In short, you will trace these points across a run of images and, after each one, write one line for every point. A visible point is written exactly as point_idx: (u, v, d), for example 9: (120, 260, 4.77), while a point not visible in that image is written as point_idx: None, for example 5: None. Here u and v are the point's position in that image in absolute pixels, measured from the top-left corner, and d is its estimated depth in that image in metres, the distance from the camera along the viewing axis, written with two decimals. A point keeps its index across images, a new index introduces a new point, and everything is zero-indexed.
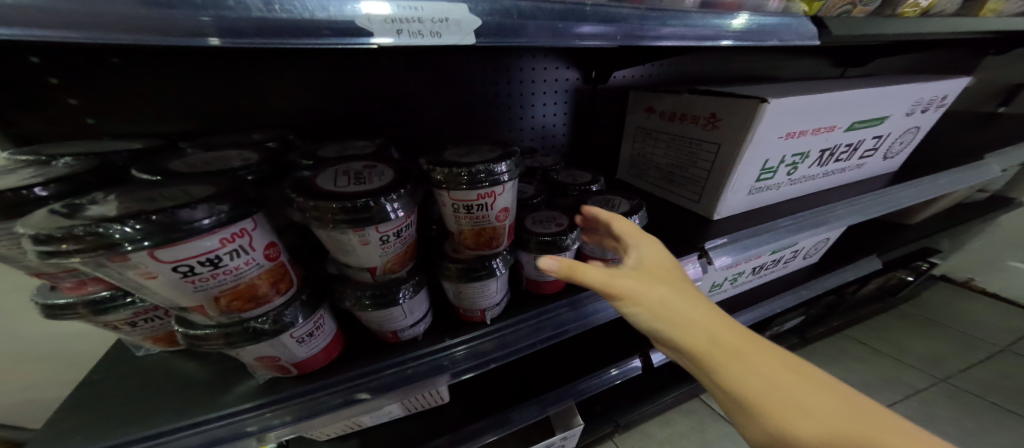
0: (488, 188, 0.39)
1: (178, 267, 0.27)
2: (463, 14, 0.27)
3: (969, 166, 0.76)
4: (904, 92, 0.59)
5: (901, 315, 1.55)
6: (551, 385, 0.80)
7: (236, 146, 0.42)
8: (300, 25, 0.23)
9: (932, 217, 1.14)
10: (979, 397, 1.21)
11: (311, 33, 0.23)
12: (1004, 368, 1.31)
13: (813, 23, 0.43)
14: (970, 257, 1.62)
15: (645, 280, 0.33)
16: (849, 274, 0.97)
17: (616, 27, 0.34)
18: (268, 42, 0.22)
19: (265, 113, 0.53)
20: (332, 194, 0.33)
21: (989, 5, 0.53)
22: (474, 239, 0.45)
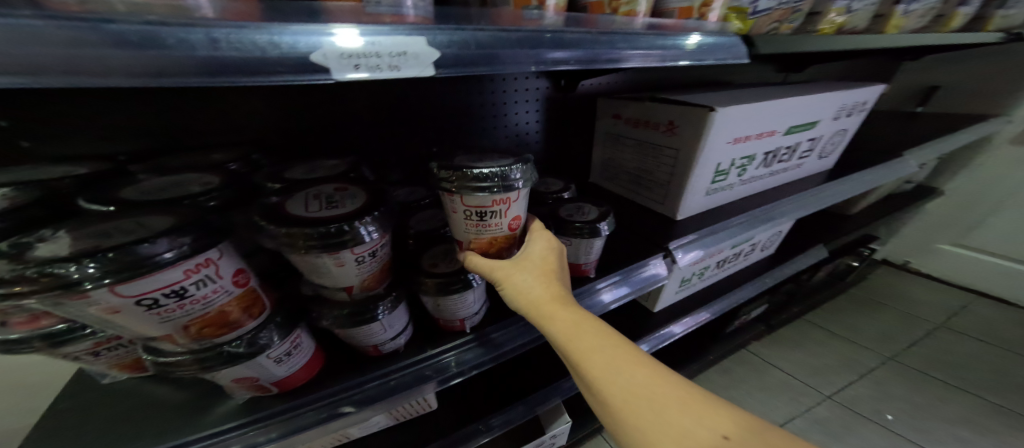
0: (503, 194, 0.40)
1: (141, 300, 0.27)
2: (421, 47, 0.28)
3: (895, 160, 0.85)
4: (829, 99, 0.66)
5: (852, 298, 1.69)
6: (537, 386, 0.82)
7: (195, 169, 0.41)
8: (252, 63, 0.23)
9: (869, 206, 1.26)
10: (922, 370, 1.34)
11: (264, 71, 0.23)
12: (942, 340, 1.45)
13: (742, 42, 0.46)
14: (904, 240, 1.79)
15: (514, 268, 0.44)
16: (802, 262, 1.05)
17: (575, 52, 0.37)
18: (223, 81, 0.22)
19: (228, 132, 0.52)
20: (304, 219, 0.34)
21: (894, 21, 0.60)
22: (485, 249, 0.45)
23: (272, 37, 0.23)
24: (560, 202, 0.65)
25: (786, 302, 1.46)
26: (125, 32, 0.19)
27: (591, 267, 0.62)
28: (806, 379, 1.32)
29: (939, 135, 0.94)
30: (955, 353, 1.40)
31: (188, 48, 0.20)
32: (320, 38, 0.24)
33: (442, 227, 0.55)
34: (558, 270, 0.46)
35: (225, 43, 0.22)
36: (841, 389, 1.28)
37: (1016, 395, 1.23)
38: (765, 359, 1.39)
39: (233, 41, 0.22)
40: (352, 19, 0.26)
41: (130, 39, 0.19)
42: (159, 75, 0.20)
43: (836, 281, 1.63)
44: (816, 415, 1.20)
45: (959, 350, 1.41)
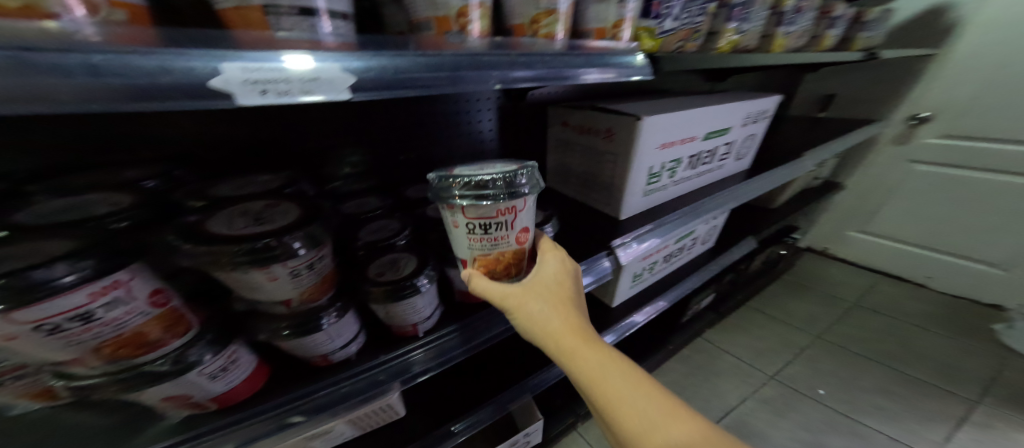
0: (509, 204, 0.38)
1: (42, 326, 0.26)
2: (334, 73, 0.28)
3: (804, 157, 0.96)
4: (737, 107, 0.74)
5: (789, 284, 1.86)
6: (503, 386, 0.84)
7: (105, 188, 0.40)
8: (144, 92, 0.22)
9: (792, 199, 1.40)
10: (847, 346, 1.49)
11: (159, 98, 0.23)
12: (860, 314, 1.64)
13: (647, 59, 0.51)
14: (822, 228, 2.02)
15: (524, 292, 0.44)
16: (737, 251, 1.15)
17: (537, 70, 0.42)
18: (108, 108, 0.21)
19: (146, 147, 0.50)
20: (227, 236, 0.34)
21: (778, 41, 0.74)
22: (492, 266, 0.44)
23: (164, 63, 0.23)
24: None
25: (731, 291, 1.58)
26: None
27: None
28: (752, 362, 1.43)
29: (839, 135, 1.08)
30: (873, 326, 1.58)
31: (64, 75, 0.19)
32: (220, 65, 0.24)
33: (390, 236, 0.56)
34: (569, 292, 0.46)
35: (107, 68, 0.20)
36: (782, 369, 1.40)
37: (920, 361, 1.41)
38: (716, 345, 1.51)
39: (117, 66, 0.21)
40: (260, 45, 0.27)
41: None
42: (23, 101, 0.19)
43: (772, 270, 1.78)
44: (761, 395, 1.31)
45: (874, 323, 1.59)
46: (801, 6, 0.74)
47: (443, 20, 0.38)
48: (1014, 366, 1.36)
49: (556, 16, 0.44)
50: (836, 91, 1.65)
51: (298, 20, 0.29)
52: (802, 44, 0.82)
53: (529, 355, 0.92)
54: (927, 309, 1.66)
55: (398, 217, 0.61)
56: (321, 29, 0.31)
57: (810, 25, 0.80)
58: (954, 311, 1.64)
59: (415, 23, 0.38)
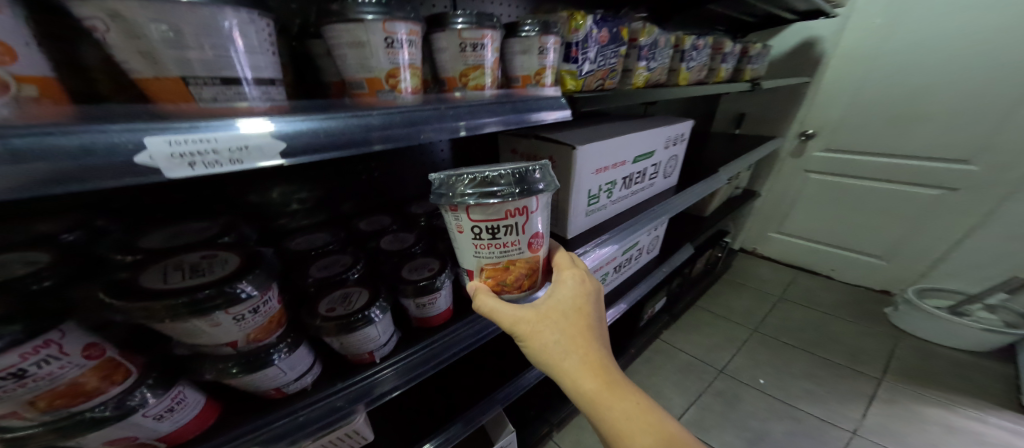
0: (519, 206, 0.43)
1: None
2: (261, 140, 0.32)
3: (721, 172, 1.11)
4: (657, 133, 0.85)
5: (729, 283, 2.07)
6: (471, 403, 0.86)
7: (20, 246, 0.41)
8: (66, 172, 0.24)
9: (720, 206, 1.59)
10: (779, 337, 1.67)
11: (81, 177, 0.25)
12: (787, 309, 1.86)
13: (565, 100, 0.61)
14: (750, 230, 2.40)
15: (538, 318, 0.49)
16: (678, 257, 1.27)
17: (502, 117, 0.51)
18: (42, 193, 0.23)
19: (65, 199, 0.50)
20: (162, 291, 0.37)
21: (681, 75, 0.92)
22: (501, 277, 0.49)
23: (84, 140, 0.24)
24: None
25: (680, 293, 1.71)
26: None
27: None
28: (703, 358, 1.56)
29: (746, 153, 1.27)
30: (798, 318, 1.80)
31: None
32: (145, 140, 0.27)
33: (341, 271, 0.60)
34: (586, 326, 0.50)
35: (28, 153, 0.22)
36: (728, 362, 1.54)
37: (835, 345, 1.62)
38: (672, 345, 1.63)
39: (36, 149, 0.23)
40: (179, 117, 0.30)
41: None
42: None
43: (714, 270, 1.94)
44: (713, 389, 1.42)
45: (798, 315, 1.82)
46: (697, 46, 0.93)
47: (374, 81, 0.43)
48: (903, 343, 1.62)
49: (482, 72, 0.51)
50: (744, 111, 2.09)
51: (222, 89, 0.33)
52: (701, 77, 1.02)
53: (493, 371, 0.96)
54: (835, 299, 1.96)
55: (349, 252, 0.66)
56: (247, 96, 0.35)
57: (708, 60, 1.00)
58: (854, 302, 1.93)
59: (348, 82, 0.43)
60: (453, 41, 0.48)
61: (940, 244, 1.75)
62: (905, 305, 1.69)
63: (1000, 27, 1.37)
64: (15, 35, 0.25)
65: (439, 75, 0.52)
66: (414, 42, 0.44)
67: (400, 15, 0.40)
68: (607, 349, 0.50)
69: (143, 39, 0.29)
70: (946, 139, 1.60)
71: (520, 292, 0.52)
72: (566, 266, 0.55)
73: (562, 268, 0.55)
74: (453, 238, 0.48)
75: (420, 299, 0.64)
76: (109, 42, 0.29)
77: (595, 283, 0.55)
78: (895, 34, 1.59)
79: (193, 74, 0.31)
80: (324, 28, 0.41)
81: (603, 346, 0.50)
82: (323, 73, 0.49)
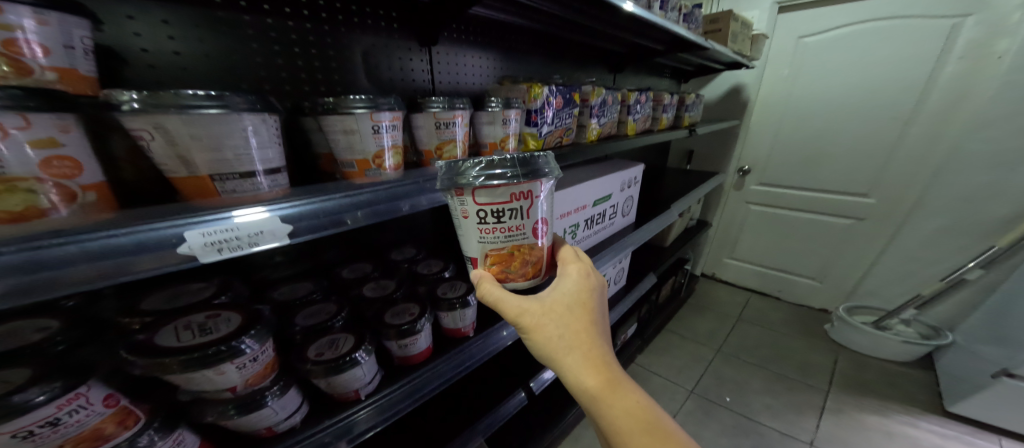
0: (524, 188, 0.44)
1: (18, 434, 0.36)
2: (275, 226, 0.41)
3: (672, 208, 1.25)
4: (612, 179, 0.97)
5: (693, 306, 2.24)
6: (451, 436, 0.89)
7: (29, 313, 0.49)
8: (124, 267, 0.34)
9: (676, 237, 1.77)
10: (739, 357, 1.80)
11: (135, 269, 0.34)
12: (744, 329, 2.03)
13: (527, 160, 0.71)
14: (708, 255, 2.66)
15: (541, 311, 0.50)
16: (643, 285, 1.38)
17: None
18: (110, 280, 0.33)
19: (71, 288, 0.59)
20: (177, 348, 0.47)
21: (629, 127, 1.06)
22: (506, 264, 0.49)
23: (136, 238, 0.34)
24: (439, 281, 0.84)
25: (649, 318, 1.83)
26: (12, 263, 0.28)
27: (469, 328, 0.84)
28: (674, 379, 1.65)
29: (694, 189, 1.43)
30: (754, 336, 1.96)
31: (69, 265, 0.31)
32: (185, 234, 0.36)
33: (327, 320, 0.67)
34: (589, 321, 0.51)
35: (98, 252, 0.32)
36: (697, 382, 1.64)
37: (787, 361, 1.77)
38: (646, 368, 1.72)
39: (105, 250, 0.32)
40: (206, 209, 0.38)
41: (13, 266, 0.28)
42: (31, 292, 0.29)
43: (678, 295, 2.10)
44: (685, 409, 1.50)
45: (753, 334, 1.99)
46: (640, 101, 1.08)
47: (363, 162, 0.51)
48: (842, 357, 1.80)
49: (454, 145, 0.60)
50: (692, 148, 2.44)
51: (240, 182, 0.41)
52: (647, 127, 1.18)
53: (474, 405, 1.00)
54: (785, 319, 2.15)
55: (333, 300, 0.73)
56: (260, 184, 0.42)
57: (651, 111, 1.16)
58: (799, 321, 2.13)
59: (341, 161, 0.51)
60: (429, 120, 0.58)
61: (861, 264, 2.06)
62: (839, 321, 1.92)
63: (870, 80, 1.77)
64: (81, 150, 0.34)
65: (417, 146, 0.61)
66: (396, 126, 0.53)
67: (386, 107, 0.49)
68: (608, 345, 0.51)
69: (182, 145, 0.37)
70: (850, 175, 1.95)
71: (525, 281, 0.52)
72: (570, 259, 0.57)
73: (566, 262, 0.56)
74: (458, 226, 0.49)
75: (402, 340, 0.72)
76: (150, 146, 0.37)
77: (599, 278, 0.57)
78: (796, 98, 2.00)
79: (219, 172, 0.39)
80: (321, 119, 0.49)
81: (605, 342, 0.52)
82: (314, 145, 0.57)
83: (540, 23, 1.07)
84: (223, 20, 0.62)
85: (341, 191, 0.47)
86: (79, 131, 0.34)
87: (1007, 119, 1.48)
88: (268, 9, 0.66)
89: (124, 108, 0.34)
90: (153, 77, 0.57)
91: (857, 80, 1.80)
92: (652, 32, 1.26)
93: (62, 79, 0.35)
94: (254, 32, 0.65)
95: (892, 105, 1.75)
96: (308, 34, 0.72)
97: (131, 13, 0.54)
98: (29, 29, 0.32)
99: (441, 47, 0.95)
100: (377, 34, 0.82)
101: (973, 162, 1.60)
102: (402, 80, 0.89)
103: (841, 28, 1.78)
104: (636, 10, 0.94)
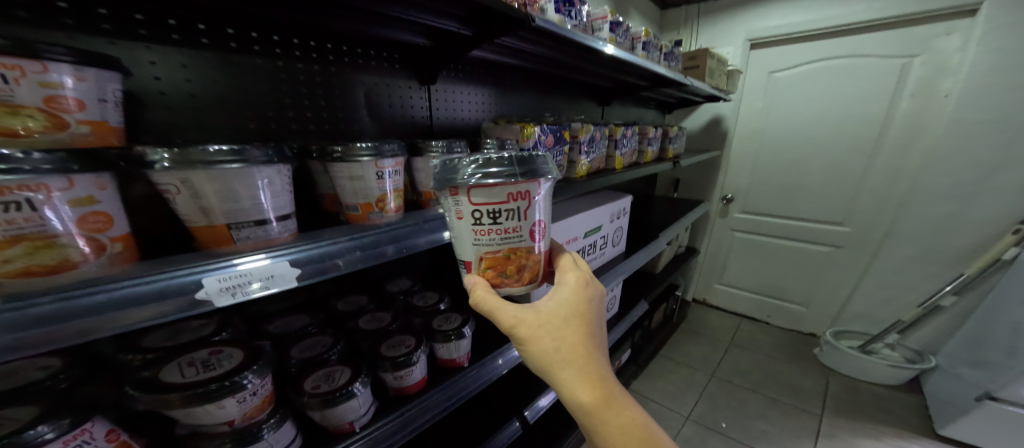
0: (522, 188, 0.43)
1: None
2: (285, 270, 0.45)
3: (660, 237, 1.30)
4: (601, 211, 1.02)
5: (686, 331, 2.27)
6: None
7: (35, 355, 0.52)
8: (143, 314, 0.37)
9: (665, 263, 1.83)
10: (732, 382, 1.81)
11: (155, 316, 0.38)
12: (736, 353, 2.05)
13: None
14: (699, 280, 2.70)
15: (537, 322, 0.49)
16: (635, 311, 1.41)
17: None
18: (130, 326, 0.36)
19: None
20: (181, 384, 0.49)
21: (616, 160, 1.12)
22: (501, 268, 0.48)
23: (154, 285, 0.38)
24: (435, 313, 0.88)
25: (642, 343, 1.84)
26: (45, 317, 0.32)
27: (464, 358, 0.86)
28: (670, 405, 1.65)
29: (679, 219, 1.50)
30: (747, 360, 1.98)
31: (94, 315, 0.34)
32: (201, 281, 0.40)
33: (323, 352, 0.69)
34: (587, 334, 0.49)
35: (120, 302, 0.36)
36: (692, 408, 1.64)
37: (779, 385, 1.78)
38: (642, 394, 1.71)
39: (127, 298, 0.36)
40: (220, 256, 0.42)
41: (46, 317, 0.32)
42: (55, 340, 0.33)
43: (670, 321, 2.14)
44: (683, 437, 1.48)
45: (745, 358, 2.01)
46: (626, 135, 1.15)
47: (366, 205, 0.55)
48: (833, 380, 1.82)
49: None
50: (678, 177, 2.56)
51: (253, 229, 0.44)
52: (633, 162, 1.25)
53: (468, 436, 0.99)
54: (776, 343, 2.18)
55: (329, 332, 0.75)
56: (271, 229, 0.46)
57: (636, 145, 1.23)
58: (790, 345, 2.16)
59: (346, 204, 0.55)
60: (428, 163, 0.62)
61: (843, 289, 2.12)
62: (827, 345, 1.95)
63: (839, 114, 1.91)
64: (114, 205, 0.37)
65: (417, 187, 0.66)
66: (398, 171, 0.57)
67: (389, 154, 0.54)
68: (605, 360, 0.50)
69: (204, 198, 0.40)
70: (825, 204, 2.07)
71: (522, 287, 0.49)
72: (570, 268, 0.56)
73: (565, 270, 0.55)
74: (453, 228, 0.48)
75: (397, 371, 0.74)
76: (175, 199, 0.41)
77: (599, 287, 0.55)
78: (773, 130, 2.14)
79: (235, 221, 0.42)
80: (328, 164, 0.53)
81: (602, 357, 0.50)
82: (319, 186, 0.60)
83: (532, 64, 1.16)
84: (237, 63, 0.67)
85: (344, 234, 0.52)
86: (113, 188, 0.37)
87: (960, 154, 1.61)
88: (279, 53, 0.71)
89: (156, 166, 0.38)
90: (168, 118, 0.61)
91: (826, 113, 1.95)
92: (636, 72, 1.36)
93: (93, 130, 0.40)
94: (265, 74, 0.70)
95: (858, 137, 1.89)
96: (316, 75, 0.77)
97: (153, 59, 0.58)
98: (68, 86, 0.38)
99: (440, 85, 1.01)
100: (380, 74, 0.87)
101: (934, 195, 1.71)
102: (402, 115, 0.94)
103: (807, 65, 1.96)
104: (618, 53, 1.02)
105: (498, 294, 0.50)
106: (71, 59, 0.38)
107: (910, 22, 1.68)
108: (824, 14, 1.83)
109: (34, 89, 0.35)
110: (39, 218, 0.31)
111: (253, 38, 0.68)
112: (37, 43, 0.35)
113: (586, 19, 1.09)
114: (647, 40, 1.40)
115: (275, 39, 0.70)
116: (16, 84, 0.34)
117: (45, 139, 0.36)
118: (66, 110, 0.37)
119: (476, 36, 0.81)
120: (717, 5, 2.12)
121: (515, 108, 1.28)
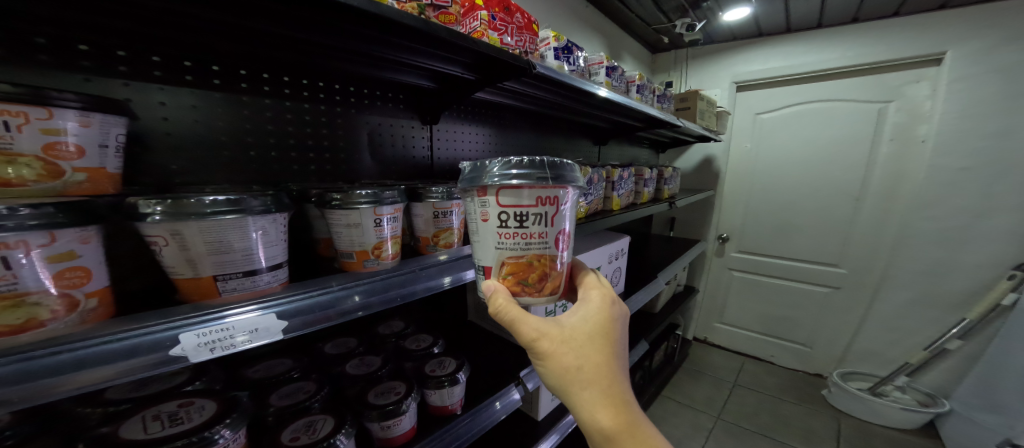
0: (551, 193, 0.42)
1: None
2: (271, 323, 0.43)
3: (657, 277, 1.30)
4: (599, 253, 1.01)
5: (687, 370, 2.19)
6: None
7: None
8: (111, 370, 0.34)
9: (664, 301, 1.80)
10: (737, 425, 1.72)
11: (124, 374, 0.35)
12: (740, 394, 1.97)
13: None
14: (699, 318, 2.65)
15: (558, 338, 0.47)
16: (636, 352, 1.37)
17: (459, 279, 0.65)
18: (89, 387, 0.33)
19: None
20: (146, 440, 0.46)
21: (613, 202, 1.14)
22: (522, 275, 0.45)
23: (125, 341, 0.35)
24: (428, 357, 0.85)
25: (643, 384, 1.77)
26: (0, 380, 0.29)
27: (456, 405, 0.81)
28: None
29: (675, 259, 1.51)
30: (751, 402, 1.90)
31: (57, 373, 0.31)
32: (182, 337, 0.38)
33: (305, 400, 0.65)
34: (611, 353, 0.47)
35: (88, 360, 0.33)
36: None
37: (788, 429, 1.70)
38: None
39: (96, 356, 0.33)
40: (203, 310, 0.40)
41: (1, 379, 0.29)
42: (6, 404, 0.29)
43: (671, 360, 2.08)
44: None
45: (750, 399, 1.93)
46: (624, 177, 1.18)
47: (362, 252, 0.54)
48: (843, 424, 1.74)
49: (450, 232, 0.66)
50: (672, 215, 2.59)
51: (241, 280, 0.42)
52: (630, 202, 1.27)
53: None
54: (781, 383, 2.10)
55: (313, 378, 0.71)
56: (260, 280, 0.44)
57: (633, 186, 1.25)
58: (797, 386, 2.08)
59: (341, 251, 0.54)
60: (428, 209, 0.63)
61: (846, 329, 2.08)
62: (835, 387, 1.89)
63: (827, 152, 1.98)
64: (94, 259, 0.36)
65: (415, 232, 0.65)
66: (397, 217, 0.56)
67: (388, 201, 0.53)
68: (629, 383, 0.47)
69: (193, 250, 0.39)
70: (819, 243, 2.09)
71: (544, 297, 0.47)
72: (593, 284, 0.54)
73: (589, 287, 0.54)
74: (477, 230, 0.47)
75: (385, 421, 0.68)
76: (163, 250, 0.39)
77: (625, 307, 0.53)
78: (763, 168, 2.20)
79: (222, 272, 0.41)
80: (326, 211, 0.52)
81: (625, 380, 0.47)
82: (314, 230, 0.60)
83: (531, 105, 1.20)
84: (245, 103, 0.68)
85: (338, 281, 0.50)
86: (98, 240, 0.36)
87: (944, 200, 1.67)
88: (287, 93, 0.73)
89: (147, 219, 0.37)
90: (167, 157, 0.61)
91: (812, 154, 2.03)
92: (631, 113, 1.41)
93: (89, 178, 0.40)
94: (272, 112, 0.72)
95: (845, 176, 1.95)
96: (321, 115, 0.79)
97: (163, 99, 0.59)
98: (71, 131, 0.37)
99: (442, 125, 1.03)
100: (384, 113, 0.89)
101: (924, 238, 1.74)
102: (403, 155, 0.95)
103: (791, 107, 2.05)
104: (611, 96, 1.05)
105: (518, 304, 0.47)
106: (79, 105, 0.38)
107: (881, 68, 1.79)
108: (803, 61, 1.95)
109: (34, 136, 0.34)
110: (12, 276, 0.29)
111: (263, 79, 0.70)
112: (49, 91, 0.35)
113: (583, 64, 1.15)
114: (641, 83, 1.47)
115: (284, 80, 0.72)
116: (16, 132, 0.33)
117: (38, 188, 0.35)
118: (64, 158, 0.37)
119: (478, 80, 0.84)
120: (705, 51, 2.25)
121: (512, 146, 1.30)
